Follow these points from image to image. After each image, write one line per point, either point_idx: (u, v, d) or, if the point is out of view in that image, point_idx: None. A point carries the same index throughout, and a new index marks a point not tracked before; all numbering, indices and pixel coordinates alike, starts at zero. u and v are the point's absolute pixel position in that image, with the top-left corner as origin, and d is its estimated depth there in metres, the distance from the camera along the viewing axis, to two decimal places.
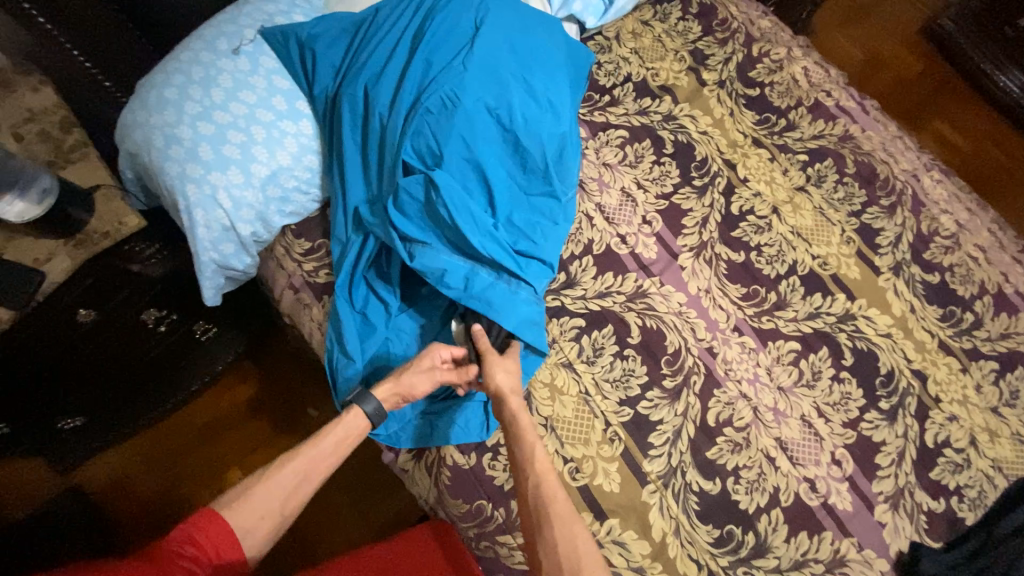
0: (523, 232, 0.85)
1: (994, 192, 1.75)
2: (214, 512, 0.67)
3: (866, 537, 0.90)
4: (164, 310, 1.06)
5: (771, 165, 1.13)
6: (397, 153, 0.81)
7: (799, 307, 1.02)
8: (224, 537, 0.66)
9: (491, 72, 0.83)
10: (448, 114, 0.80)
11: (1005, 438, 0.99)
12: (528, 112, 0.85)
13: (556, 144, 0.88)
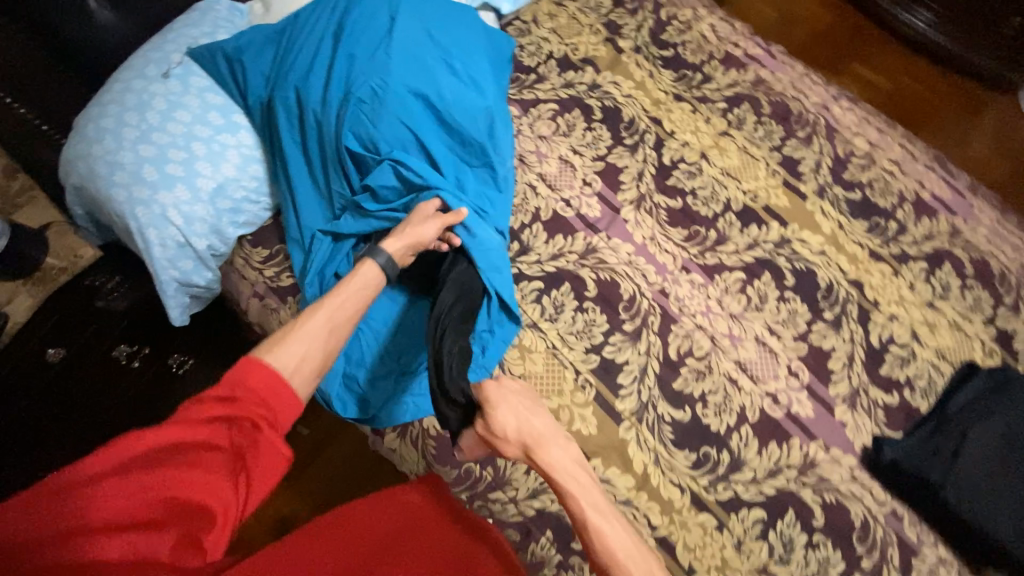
0: (470, 202, 0.92)
1: (917, 122, 1.88)
2: (256, 358, 0.57)
3: (831, 438, 0.96)
4: (135, 344, 1.00)
5: (693, 116, 1.22)
6: (338, 145, 0.86)
7: (738, 240, 1.10)
8: (269, 381, 0.56)
9: (413, 57, 0.89)
10: (378, 101, 0.85)
11: (944, 327, 1.07)
12: (455, 92, 0.91)
13: (487, 120, 0.93)
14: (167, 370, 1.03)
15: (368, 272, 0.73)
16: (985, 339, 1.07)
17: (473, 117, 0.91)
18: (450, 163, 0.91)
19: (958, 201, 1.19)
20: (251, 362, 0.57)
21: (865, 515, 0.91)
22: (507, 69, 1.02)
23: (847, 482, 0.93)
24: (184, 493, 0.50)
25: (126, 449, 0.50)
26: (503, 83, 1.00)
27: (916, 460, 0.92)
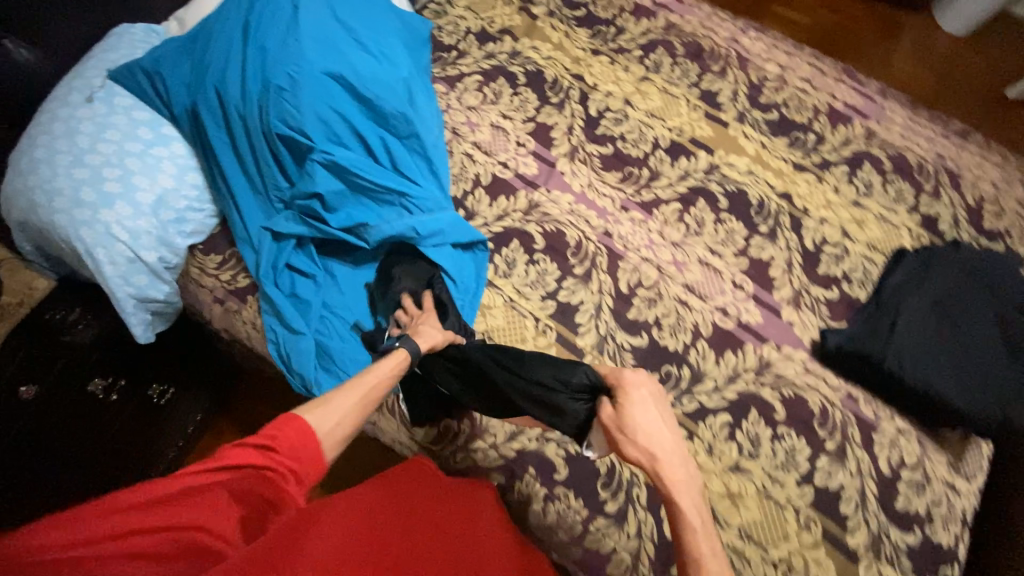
0: (405, 169, 0.96)
1: (843, 52, 1.95)
2: (294, 414, 0.68)
3: (781, 338, 1.02)
4: (109, 377, 1.05)
5: (613, 67, 1.27)
6: (267, 134, 0.90)
7: (671, 174, 1.16)
8: (303, 438, 0.66)
9: (323, 41, 0.93)
10: (296, 86, 0.89)
11: (872, 222, 1.14)
12: (370, 69, 0.95)
13: (406, 91, 0.98)
14: (147, 399, 1.13)
15: (398, 358, 0.83)
16: (912, 226, 1.14)
17: (392, 89, 0.96)
18: (378, 136, 0.95)
19: (870, 106, 1.27)
20: (283, 419, 0.67)
21: (823, 401, 0.97)
22: (421, 46, 1.08)
23: (802, 375, 0.99)
24: (208, 521, 0.55)
25: (160, 483, 0.56)
26: (418, 57, 1.06)
27: (865, 343, 0.96)
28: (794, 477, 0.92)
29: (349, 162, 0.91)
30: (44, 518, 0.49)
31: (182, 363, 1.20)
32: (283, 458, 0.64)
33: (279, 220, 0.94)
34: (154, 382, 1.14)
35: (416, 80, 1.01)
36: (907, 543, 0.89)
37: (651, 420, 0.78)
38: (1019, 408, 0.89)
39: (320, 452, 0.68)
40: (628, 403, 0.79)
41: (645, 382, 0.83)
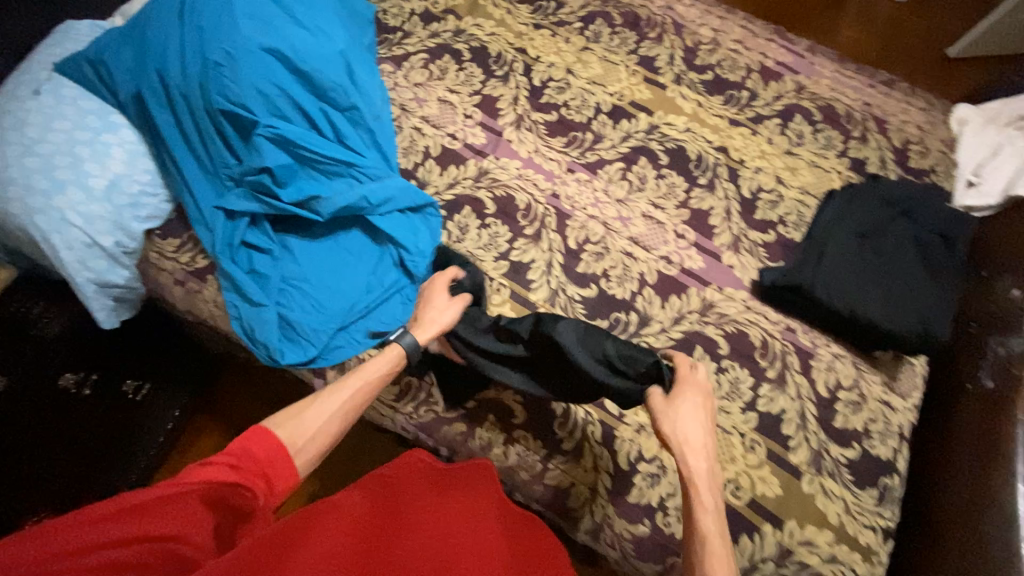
0: (348, 138, 1.01)
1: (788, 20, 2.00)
2: (262, 428, 0.70)
3: (723, 280, 1.08)
4: (80, 371, 1.06)
5: (554, 39, 1.32)
6: (212, 113, 0.94)
7: (613, 136, 1.22)
8: (275, 450, 0.68)
9: (257, 18, 0.97)
10: (234, 63, 0.93)
11: (804, 169, 1.20)
12: (305, 43, 0.99)
13: (344, 64, 1.03)
14: (122, 395, 1.13)
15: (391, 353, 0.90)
16: (842, 170, 1.21)
17: (330, 62, 1.01)
18: (320, 109, 1.00)
19: (799, 62, 1.34)
20: (252, 432, 0.68)
21: (764, 335, 1.04)
22: (361, 23, 1.13)
23: (743, 313, 1.06)
24: (186, 530, 0.53)
25: (132, 494, 0.53)
26: (356, 34, 1.11)
27: (799, 274, 1.02)
28: (738, 405, 0.98)
29: (293, 134, 0.95)
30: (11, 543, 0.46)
31: (161, 354, 1.22)
32: (251, 470, 0.64)
33: (230, 198, 0.97)
34: (128, 378, 1.14)
35: (354, 55, 1.06)
36: (846, 457, 0.96)
37: (693, 426, 0.85)
38: (937, 318, 0.97)
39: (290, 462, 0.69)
40: (675, 410, 0.86)
41: (700, 395, 0.89)
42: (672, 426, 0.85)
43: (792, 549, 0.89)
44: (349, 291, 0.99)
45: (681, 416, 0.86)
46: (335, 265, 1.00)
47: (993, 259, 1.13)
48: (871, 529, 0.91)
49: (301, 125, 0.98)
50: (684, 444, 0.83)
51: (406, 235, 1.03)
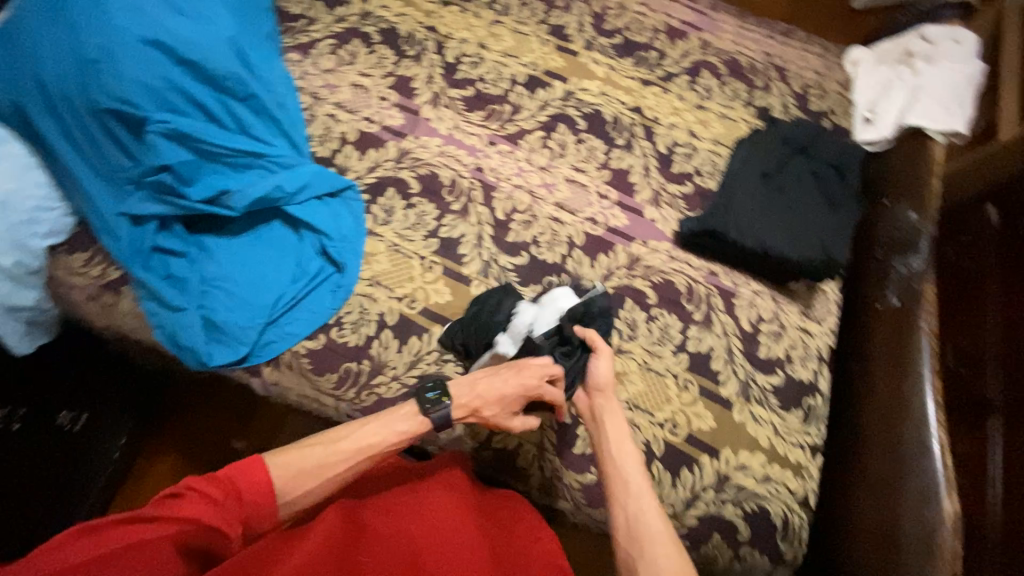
0: (255, 131, 1.02)
1: None
2: (254, 462, 0.73)
3: (647, 234, 1.13)
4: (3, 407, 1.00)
5: (464, 15, 1.32)
6: (101, 115, 0.90)
7: (531, 106, 1.23)
8: (263, 491, 0.71)
9: (133, 7, 0.92)
10: (116, 59, 0.89)
11: (715, 121, 1.26)
12: (192, 31, 0.96)
13: (238, 54, 1.02)
14: (55, 428, 1.07)
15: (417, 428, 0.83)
16: (749, 119, 1.27)
17: (220, 50, 0.98)
18: (216, 100, 0.98)
19: (703, 20, 1.39)
20: (246, 462, 0.72)
21: (689, 281, 1.09)
22: (251, 10, 1.11)
23: (669, 263, 1.10)
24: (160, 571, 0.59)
25: (110, 535, 0.60)
26: (247, 21, 1.09)
27: (716, 219, 1.08)
28: (670, 349, 1.03)
29: (193, 129, 0.93)
30: (28, 558, 0.56)
31: (98, 379, 1.15)
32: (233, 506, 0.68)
33: (132, 202, 0.93)
34: (63, 409, 1.08)
35: (245, 41, 1.04)
36: (771, 384, 1.02)
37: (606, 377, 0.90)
38: (838, 243, 1.04)
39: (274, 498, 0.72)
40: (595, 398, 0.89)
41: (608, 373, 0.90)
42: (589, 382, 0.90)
43: (729, 475, 0.95)
44: (276, 283, 0.97)
45: (595, 368, 0.90)
46: (256, 259, 0.98)
47: (887, 187, 1.22)
48: (799, 446, 0.98)
49: (198, 119, 0.96)
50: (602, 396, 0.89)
51: (325, 219, 1.03)
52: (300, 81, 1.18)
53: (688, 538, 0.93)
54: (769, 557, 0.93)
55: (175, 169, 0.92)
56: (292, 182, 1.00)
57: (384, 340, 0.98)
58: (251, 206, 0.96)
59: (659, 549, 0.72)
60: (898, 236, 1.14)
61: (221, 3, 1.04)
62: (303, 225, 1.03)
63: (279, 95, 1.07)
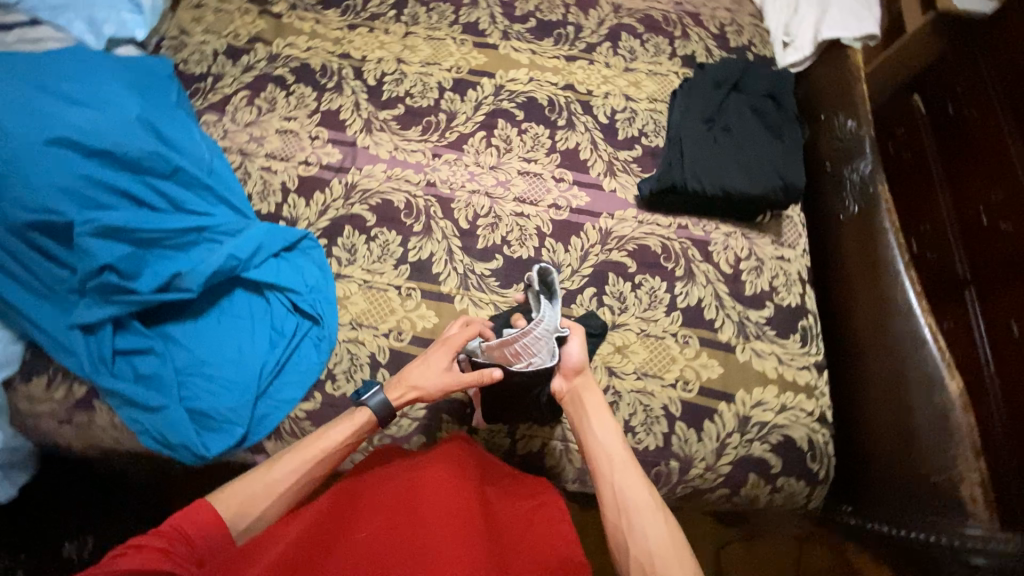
0: (191, 206, 0.97)
1: None
2: (201, 504, 0.67)
3: (611, 206, 1.13)
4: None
5: (374, 34, 1.28)
6: (23, 230, 0.85)
7: (465, 108, 1.21)
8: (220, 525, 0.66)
9: (28, 112, 0.87)
10: (23, 168, 0.84)
11: (646, 80, 1.27)
12: (97, 121, 0.92)
13: (153, 132, 0.98)
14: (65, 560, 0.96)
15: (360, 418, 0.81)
16: (677, 70, 1.28)
17: (132, 133, 0.94)
18: (142, 185, 0.94)
19: None
20: (192, 508, 0.66)
21: (662, 241, 1.10)
22: (154, 83, 1.06)
23: (638, 228, 1.11)
24: None
25: None
26: (152, 95, 1.04)
27: (671, 174, 1.09)
28: (662, 311, 1.03)
29: (125, 219, 0.89)
30: None
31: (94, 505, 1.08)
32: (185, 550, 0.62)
33: (79, 311, 0.87)
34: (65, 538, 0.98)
35: (155, 116, 1.00)
36: (764, 317, 1.05)
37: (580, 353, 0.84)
38: (790, 167, 1.07)
39: (225, 536, 0.66)
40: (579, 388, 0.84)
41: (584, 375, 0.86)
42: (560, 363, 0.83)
43: (750, 415, 0.96)
44: (255, 353, 0.93)
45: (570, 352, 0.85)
46: (228, 335, 0.94)
47: (821, 103, 1.26)
48: (805, 368, 1.01)
49: (127, 208, 0.91)
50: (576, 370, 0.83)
51: (289, 276, 0.99)
52: (224, 141, 1.13)
53: (727, 485, 0.95)
54: (805, 481, 0.95)
55: (116, 266, 0.87)
56: (243, 247, 0.96)
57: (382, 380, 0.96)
58: (207, 282, 0.91)
59: (646, 519, 0.70)
60: (845, 145, 1.17)
61: (120, 84, 0.99)
62: (267, 287, 0.99)
63: (208, 162, 1.03)
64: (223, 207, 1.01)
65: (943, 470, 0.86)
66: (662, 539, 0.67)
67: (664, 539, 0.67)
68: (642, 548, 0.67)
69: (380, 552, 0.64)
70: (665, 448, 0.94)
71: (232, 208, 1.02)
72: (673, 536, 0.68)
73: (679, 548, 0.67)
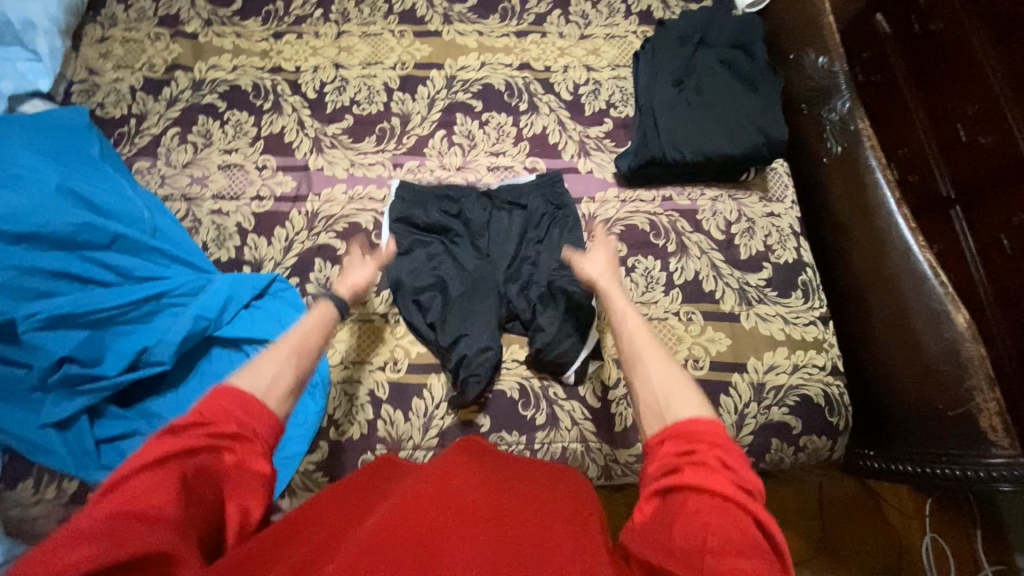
0: (142, 272, 0.89)
1: None
2: (220, 387, 0.56)
3: (593, 188, 1.07)
4: None
5: (304, 40, 1.17)
6: None
7: (419, 108, 1.12)
8: (247, 406, 0.56)
9: None
10: None
11: (604, 45, 1.18)
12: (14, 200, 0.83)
13: (81, 200, 0.90)
14: None
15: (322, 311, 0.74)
16: (636, 28, 1.20)
17: (55, 209, 0.86)
18: (82, 261, 0.86)
19: None
20: (215, 392, 0.56)
21: (649, 217, 1.05)
22: (68, 140, 0.95)
23: (622, 208, 1.06)
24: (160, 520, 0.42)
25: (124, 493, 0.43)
26: (68, 155, 0.93)
27: (648, 146, 1.03)
28: (660, 291, 1.00)
29: (71, 302, 0.81)
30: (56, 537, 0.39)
31: None
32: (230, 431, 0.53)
33: (46, 409, 0.80)
34: None
35: (79, 182, 0.91)
36: (764, 279, 1.02)
37: (599, 262, 0.87)
38: (768, 119, 1.02)
39: (262, 410, 0.57)
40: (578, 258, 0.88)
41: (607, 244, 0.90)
42: (581, 270, 0.86)
43: (764, 380, 0.95)
44: None
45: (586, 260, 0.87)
46: None
47: (787, 41, 1.20)
48: (811, 324, 0.99)
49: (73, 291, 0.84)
50: (592, 280, 0.84)
51: (265, 325, 0.92)
52: (163, 189, 1.03)
53: (751, 454, 0.94)
54: (827, 435, 0.95)
55: (74, 355, 0.80)
56: (207, 304, 0.88)
57: (387, 416, 0.92)
58: (179, 349, 0.84)
59: (649, 367, 0.64)
60: (819, 84, 1.12)
61: (29, 153, 0.89)
62: (245, 341, 0.92)
63: (148, 221, 0.94)
64: (176, 265, 0.93)
65: (959, 402, 0.86)
66: (662, 382, 0.61)
67: (666, 380, 0.61)
68: (646, 388, 0.61)
69: (408, 534, 0.59)
70: None
71: (186, 265, 0.93)
72: (674, 377, 0.61)
73: (683, 387, 0.60)
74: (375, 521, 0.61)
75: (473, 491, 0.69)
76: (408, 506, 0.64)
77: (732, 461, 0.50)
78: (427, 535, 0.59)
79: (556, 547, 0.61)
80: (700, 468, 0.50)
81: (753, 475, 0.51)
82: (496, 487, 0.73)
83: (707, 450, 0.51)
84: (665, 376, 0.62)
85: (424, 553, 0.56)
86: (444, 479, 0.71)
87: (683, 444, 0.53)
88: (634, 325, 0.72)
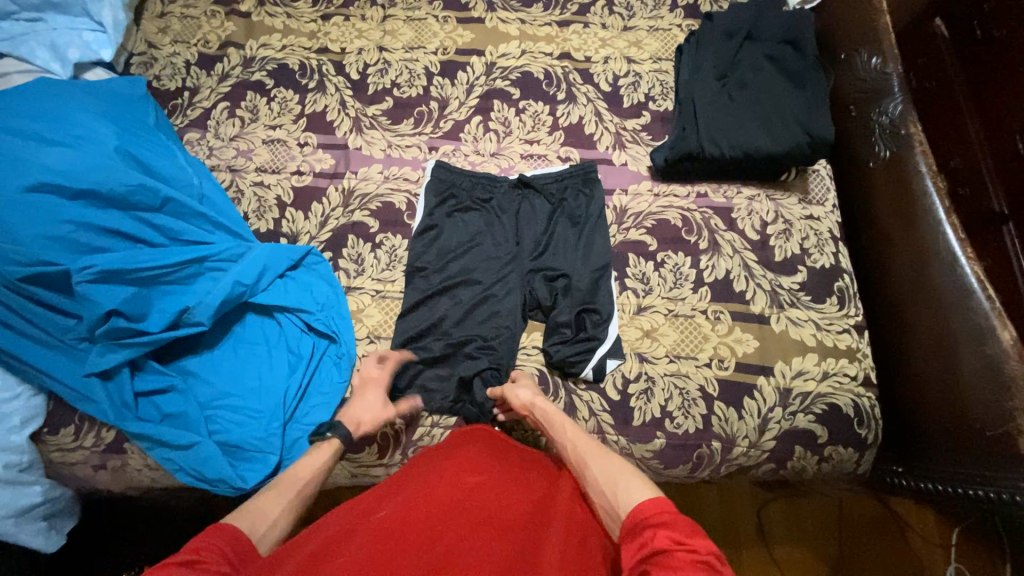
0: (188, 236, 0.94)
1: None
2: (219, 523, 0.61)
3: (626, 180, 1.07)
4: None
5: (350, 22, 1.20)
6: (29, 285, 0.84)
7: (457, 93, 1.14)
8: (235, 549, 0.60)
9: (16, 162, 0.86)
10: (18, 220, 0.83)
11: (647, 37, 1.17)
12: (77, 159, 0.89)
13: (136, 164, 0.95)
14: None
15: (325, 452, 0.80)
16: (680, 22, 1.18)
17: (113, 169, 0.91)
18: (133, 221, 0.91)
19: None
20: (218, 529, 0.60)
21: (682, 213, 1.03)
22: (127, 109, 1.01)
23: (654, 203, 1.05)
24: None
25: None
26: (127, 122, 0.99)
27: (685, 140, 1.01)
28: (688, 288, 0.99)
29: (122, 259, 0.86)
30: None
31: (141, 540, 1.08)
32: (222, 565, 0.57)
33: (92, 358, 0.85)
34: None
35: (136, 146, 0.96)
36: (798, 282, 0.99)
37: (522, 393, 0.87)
38: (812, 118, 0.99)
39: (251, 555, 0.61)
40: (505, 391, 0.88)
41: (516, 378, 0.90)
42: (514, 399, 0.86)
43: (791, 386, 0.93)
44: (277, 378, 0.91)
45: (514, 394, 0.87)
46: (247, 364, 0.92)
47: (839, 41, 1.16)
48: (845, 332, 0.96)
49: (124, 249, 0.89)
50: (528, 402, 0.85)
51: (298, 296, 0.96)
52: (211, 160, 1.07)
53: (772, 460, 0.92)
54: (853, 447, 0.92)
55: (121, 310, 0.84)
56: (244, 270, 0.91)
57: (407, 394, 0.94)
58: (217, 313, 0.88)
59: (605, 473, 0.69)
60: (870, 86, 1.07)
61: (91, 115, 0.95)
62: (278, 309, 0.96)
63: (196, 188, 0.98)
64: (219, 232, 0.97)
65: (998, 423, 0.80)
66: (608, 486, 0.67)
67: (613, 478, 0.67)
68: (597, 490, 0.68)
69: (418, 528, 0.62)
70: (705, 430, 0.91)
71: (227, 233, 0.98)
72: (618, 471, 0.68)
73: (630, 477, 0.67)
74: (390, 512, 0.65)
75: (485, 485, 0.71)
76: (423, 497, 0.67)
77: (678, 537, 0.55)
78: (434, 533, 0.62)
79: (559, 546, 0.63)
80: (657, 558, 0.54)
81: (703, 539, 0.55)
82: (510, 477, 0.74)
83: (653, 536, 0.56)
84: (608, 473, 0.69)
85: (431, 548, 0.60)
86: (459, 470, 0.73)
87: (635, 541, 0.57)
88: (579, 438, 0.77)
